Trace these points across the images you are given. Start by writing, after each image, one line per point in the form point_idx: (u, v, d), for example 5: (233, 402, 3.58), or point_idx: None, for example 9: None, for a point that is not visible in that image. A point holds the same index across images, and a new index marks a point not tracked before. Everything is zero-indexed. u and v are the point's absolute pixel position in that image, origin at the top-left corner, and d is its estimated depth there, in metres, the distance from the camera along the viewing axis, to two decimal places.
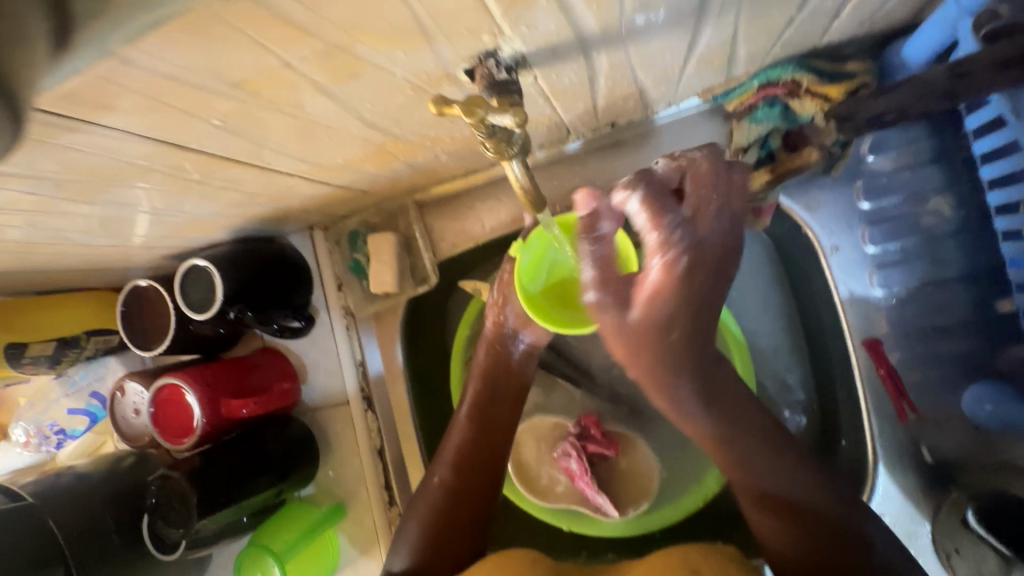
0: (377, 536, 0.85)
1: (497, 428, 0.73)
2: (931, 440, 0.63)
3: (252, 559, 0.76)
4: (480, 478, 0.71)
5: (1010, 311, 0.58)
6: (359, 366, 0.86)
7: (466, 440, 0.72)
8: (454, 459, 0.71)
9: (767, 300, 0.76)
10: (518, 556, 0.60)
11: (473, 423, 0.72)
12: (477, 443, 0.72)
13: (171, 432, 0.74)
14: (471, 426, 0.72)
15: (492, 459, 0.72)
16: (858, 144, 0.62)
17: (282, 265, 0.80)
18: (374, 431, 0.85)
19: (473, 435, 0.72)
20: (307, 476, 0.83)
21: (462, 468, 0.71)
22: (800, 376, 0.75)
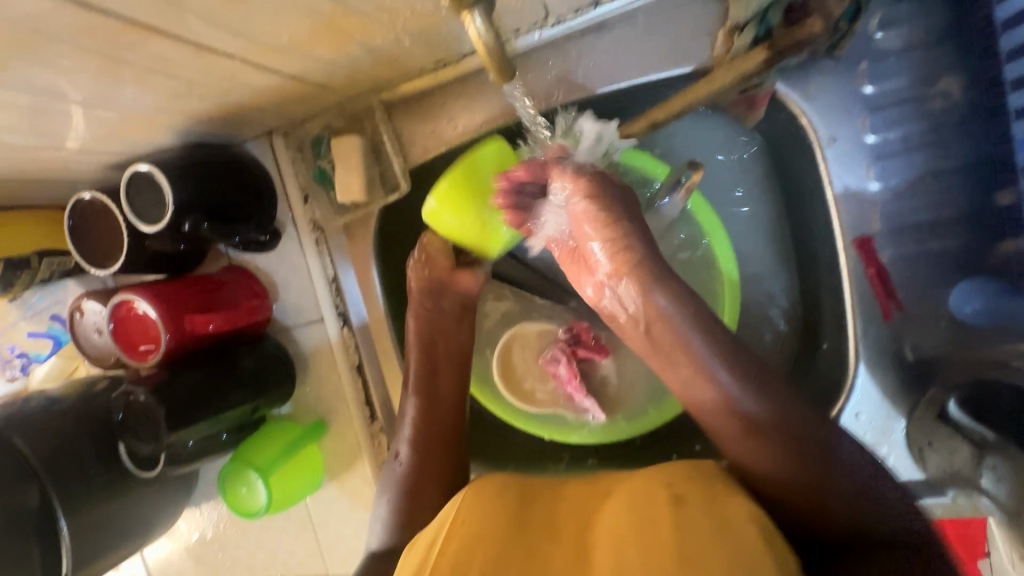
0: (360, 451, 0.85)
1: (440, 394, 0.72)
2: (914, 338, 0.60)
3: (234, 473, 0.78)
4: (444, 445, 0.70)
5: (1010, 203, 0.55)
6: (332, 283, 0.81)
7: (417, 412, 0.71)
8: (412, 436, 0.71)
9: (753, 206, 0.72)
10: (495, 484, 0.54)
11: (418, 394, 0.72)
12: (429, 410, 0.72)
13: (134, 349, 0.71)
14: (421, 398, 0.72)
15: (446, 430, 0.71)
16: (867, 20, 0.57)
17: (239, 174, 0.74)
18: (352, 349, 0.83)
19: (421, 405, 0.72)
20: (285, 394, 0.82)
21: (421, 441, 0.70)
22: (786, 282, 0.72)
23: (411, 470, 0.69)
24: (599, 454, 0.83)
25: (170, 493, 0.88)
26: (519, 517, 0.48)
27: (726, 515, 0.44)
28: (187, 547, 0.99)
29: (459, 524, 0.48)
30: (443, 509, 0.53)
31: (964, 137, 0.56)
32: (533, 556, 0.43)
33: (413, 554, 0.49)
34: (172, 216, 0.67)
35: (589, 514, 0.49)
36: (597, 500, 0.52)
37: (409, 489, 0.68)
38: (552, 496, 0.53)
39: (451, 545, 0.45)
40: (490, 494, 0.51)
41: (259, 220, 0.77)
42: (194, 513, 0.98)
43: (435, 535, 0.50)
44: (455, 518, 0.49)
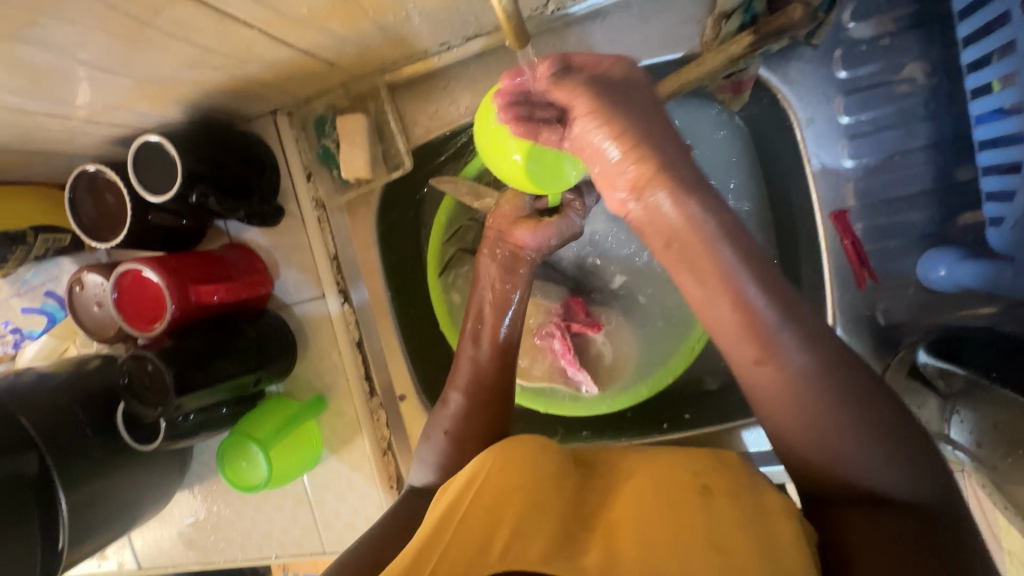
0: (359, 426, 0.86)
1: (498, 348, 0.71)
2: (885, 304, 0.66)
3: (235, 446, 0.79)
4: (496, 395, 0.69)
5: (969, 177, 0.61)
6: (334, 260, 0.83)
7: (473, 358, 0.70)
8: (463, 382, 0.69)
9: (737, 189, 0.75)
10: (529, 444, 0.58)
11: (476, 339, 0.71)
12: (487, 362, 0.70)
13: (138, 319, 0.71)
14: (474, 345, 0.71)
15: (501, 385, 0.69)
16: (841, 11, 0.62)
17: (244, 150, 0.75)
18: (352, 325, 0.84)
19: (479, 352, 0.70)
20: (285, 369, 0.83)
21: (473, 387, 0.69)
22: None
23: (461, 414, 0.68)
24: (592, 426, 0.87)
25: (165, 471, 0.88)
26: (550, 483, 0.54)
27: (750, 501, 0.49)
28: (180, 530, 0.99)
29: (490, 481, 0.55)
30: (470, 465, 0.58)
31: (927, 118, 0.62)
32: (565, 532, 0.50)
33: (446, 493, 0.57)
34: (178, 189, 0.67)
35: (611, 489, 0.56)
36: (621, 475, 0.58)
37: (454, 435, 0.67)
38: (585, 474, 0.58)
39: (484, 500, 0.53)
40: (525, 458, 0.55)
41: (263, 197, 0.78)
42: (188, 496, 0.97)
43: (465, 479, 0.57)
44: (486, 467, 0.56)
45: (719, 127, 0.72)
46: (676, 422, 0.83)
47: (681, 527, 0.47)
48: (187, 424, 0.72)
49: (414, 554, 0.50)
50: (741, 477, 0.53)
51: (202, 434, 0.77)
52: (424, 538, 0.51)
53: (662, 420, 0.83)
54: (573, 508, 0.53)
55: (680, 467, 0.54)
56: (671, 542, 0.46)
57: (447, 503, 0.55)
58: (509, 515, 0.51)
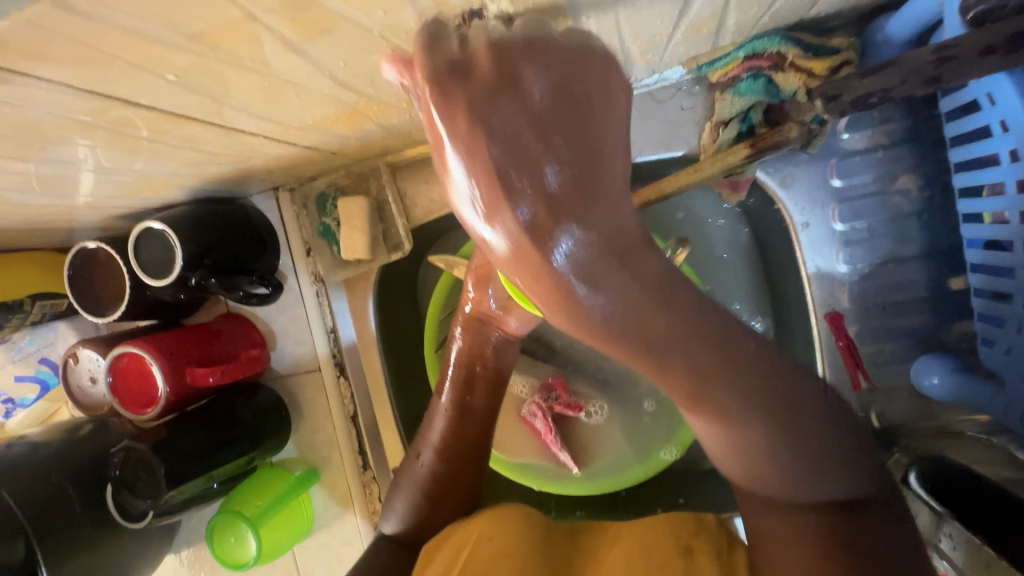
0: (352, 499, 0.86)
1: (477, 412, 0.74)
2: (881, 406, 0.67)
3: (226, 523, 0.78)
4: (468, 461, 0.72)
5: (962, 288, 0.62)
6: (331, 333, 0.84)
7: (453, 423, 0.73)
8: (438, 444, 0.72)
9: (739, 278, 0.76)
10: (512, 509, 0.60)
11: (457, 404, 0.74)
12: (463, 425, 0.73)
13: (132, 402, 0.70)
14: (454, 413, 0.73)
15: (476, 447, 0.73)
16: (836, 121, 0.63)
17: (245, 229, 0.76)
18: (347, 398, 0.84)
19: (459, 418, 0.73)
20: (280, 444, 0.82)
21: (447, 449, 0.71)
22: None
23: (435, 474, 0.71)
24: (587, 505, 0.86)
25: (152, 541, 0.87)
26: (534, 547, 0.54)
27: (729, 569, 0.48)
28: None
29: (481, 550, 0.54)
30: (457, 539, 0.58)
31: (922, 229, 0.63)
32: None
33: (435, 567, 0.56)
34: (179, 274, 0.68)
35: (602, 559, 0.54)
36: (603, 547, 0.56)
37: (429, 493, 0.70)
38: (565, 535, 0.59)
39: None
40: (511, 527, 0.56)
41: (261, 273, 0.78)
42: (174, 560, 0.96)
43: (455, 549, 0.57)
44: (476, 538, 0.56)
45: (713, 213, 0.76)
46: (670, 506, 0.81)
47: None
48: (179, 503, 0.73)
49: None
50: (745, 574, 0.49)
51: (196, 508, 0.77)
52: None
53: (655, 505, 0.82)
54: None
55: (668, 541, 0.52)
56: None
57: None
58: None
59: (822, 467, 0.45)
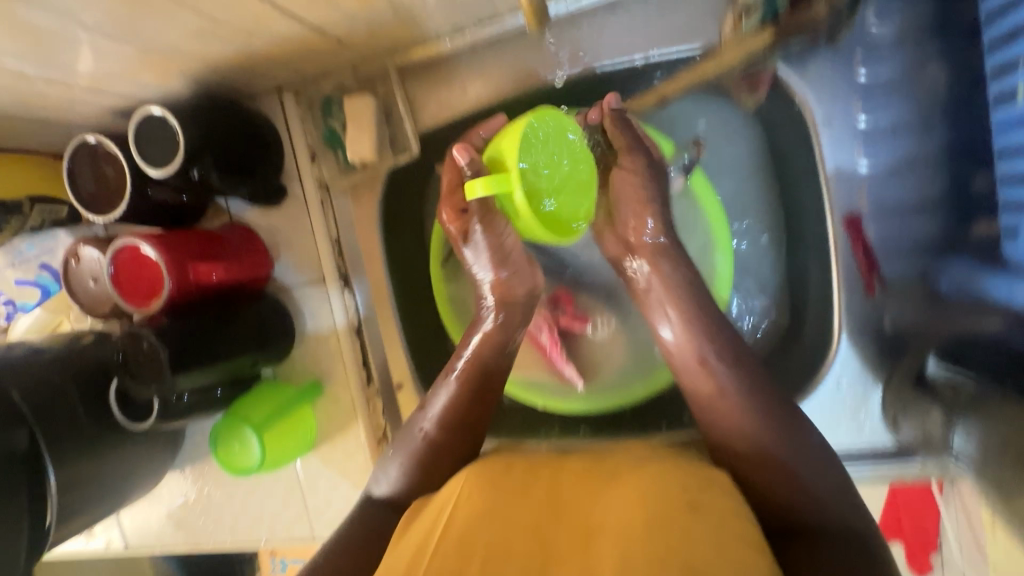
0: (355, 411, 0.85)
1: (491, 391, 0.68)
2: (892, 310, 0.66)
3: (228, 429, 0.78)
4: (473, 434, 0.66)
5: (985, 188, 0.58)
6: (335, 243, 0.82)
7: (464, 396, 0.66)
8: (440, 416, 0.66)
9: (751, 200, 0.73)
10: (494, 464, 0.60)
11: (469, 377, 0.68)
12: (464, 396, 0.67)
13: (135, 295, 0.69)
14: (464, 387, 0.67)
15: (484, 425, 0.67)
16: (864, 11, 0.61)
17: (247, 128, 0.74)
18: (352, 309, 0.84)
19: (471, 393, 0.67)
20: (281, 352, 0.82)
21: (453, 423, 0.65)
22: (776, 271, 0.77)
23: (433, 442, 0.65)
24: (591, 422, 0.84)
25: (155, 451, 0.87)
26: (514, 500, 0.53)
27: (725, 529, 0.47)
28: (168, 511, 0.98)
29: (459, 509, 0.53)
30: (442, 494, 0.57)
31: (945, 123, 0.61)
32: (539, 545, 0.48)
33: (415, 526, 0.54)
34: (178, 166, 0.65)
35: (597, 496, 0.53)
36: (598, 485, 0.55)
37: (423, 462, 0.64)
38: (552, 476, 0.57)
39: (455, 531, 0.50)
40: (495, 486, 0.55)
41: (265, 176, 0.77)
42: (178, 476, 0.96)
43: (438, 509, 0.55)
44: (455, 499, 0.55)
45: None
46: (675, 421, 0.81)
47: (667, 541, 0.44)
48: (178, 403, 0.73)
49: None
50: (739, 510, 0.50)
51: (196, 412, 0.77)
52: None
53: (661, 418, 0.81)
54: (548, 517, 0.51)
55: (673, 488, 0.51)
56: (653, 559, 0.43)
57: (415, 544, 0.51)
58: (481, 539, 0.48)
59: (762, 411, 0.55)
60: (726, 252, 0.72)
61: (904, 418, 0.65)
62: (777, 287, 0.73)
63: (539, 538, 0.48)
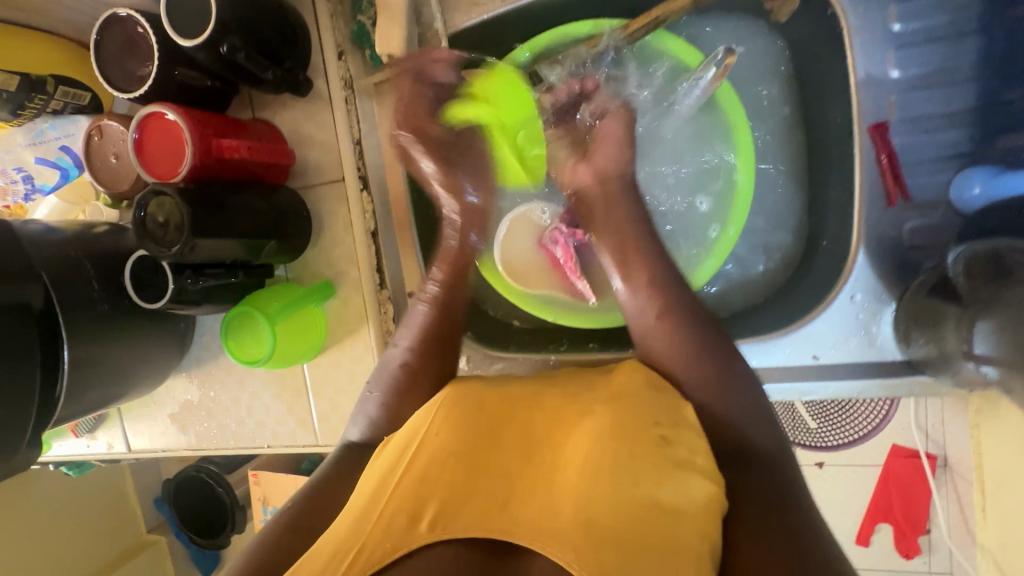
0: (365, 315, 0.85)
1: (456, 306, 0.73)
2: (913, 220, 0.66)
3: (240, 320, 0.79)
4: (441, 353, 0.71)
5: (1016, 98, 0.61)
6: (357, 145, 0.82)
7: (430, 313, 0.72)
8: (414, 333, 0.71)
9: (767, 121, 0.77)
10: (469, 394, 0.65)
11: (440, 298, 0.73)
12: (438, 315, 0.72)
13: (160, 166, 0.69)
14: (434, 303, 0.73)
15: (451, 341, 0.72)
16: None
17: (280, 14, 0.73)
18: (369, 212, 0.84)
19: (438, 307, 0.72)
20: (296, 250, 0.82)
21: (422, 338, 0.71)
22: (794, 199, 0.77)
23: (406, 365, 0.70)
24: (600, 339, 0.85)
25: (164, 346, 0.87)
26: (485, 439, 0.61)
27: (687, 471, 0.54)
28: (172, 413, 0.98)
29: (427, 444, 0.60)
30: (415, 418, 0.64)
31: (976, 32, 0.62)
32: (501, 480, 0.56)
33: (393, 444, 0.62)
34: (209, 36, 0.65)
35: (564, 434, 0.62)
36: (574, 416, 0.63)
37: (395, 384, 0.69)
38: (527, 411, 0.64)
39: (419, 465, 0.57)
40: (462, 422, 0.62)
41: (292, 67, 0.76)
42: (183, 378, 0.96)
43: (409, 435, 0.62)
44: (427, 427, 0.62)
45: (739, 42, 0.76)
46: None
47: (630, 493, 0.52)
48: (191, 289, 0.73)
49: (361, 507, 0.54)
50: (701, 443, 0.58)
51: (206, 305, 0.77)
52: (358, 509, 0.54)
53: None
54: (519, 459, 0.59)
55: (642, 420, 0.58)
56: (612, 506, 0.51)
57: (384, 468, 0.58)
58: (445, 478, 0.56)
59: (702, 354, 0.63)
60: (745, 170, 0.75)
61: (917, 334, 0.63)
62: (777, 215, 0.78)
63: (500, 469, 0.58)
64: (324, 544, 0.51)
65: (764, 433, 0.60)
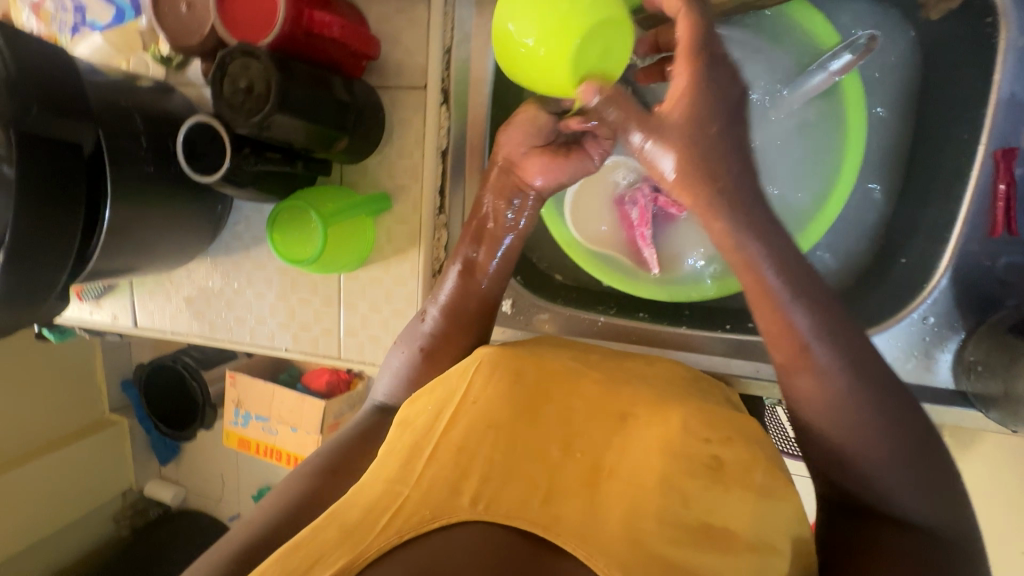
0: (417, 238, 0.81)
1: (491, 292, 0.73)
2: (1011, 256, 0.65)
3: (290, 213, 0.75)
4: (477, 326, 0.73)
5: None
6: (445, 54, 0.76)
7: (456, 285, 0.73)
8: (444, 302, 0.73)
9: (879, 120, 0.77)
10: (507, 367, 0.62)
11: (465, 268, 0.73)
12: (465, 287, 0.73)
13: (248, 28, 0.64)
14: (462, 270, 0.73)
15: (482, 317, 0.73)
16: None
17: None
18: (444, 130, 0.79)
19: (464, 277, 0.73)
20: (363, 152, 0.77)
21: (452, 308, 0.72)
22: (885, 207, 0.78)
23: (437, 331, 0.72)
24: (650, 310, 0.84)
25: (197, 225, 0.82)
26: (522, 414, 0.58)
27: (764, 506, 0.50)
28: (188, 297, 0.94)
29: (461, 416, 0.58)
30: (450, 382, 0.63)
31: None
32: (545, 466, 0.53)
33: (424, 403, 0.62)
34: None
35: (614, 431, 0.57)
36: (624, 414, 0.59)
37: (428, 350, 0.72)
38: (568, 391, 0.61)
39: (452, 437, 0.56)
40: (497, 400, 0.59)
41: None
42: (207, 263, 0.92)
43: (446, 398, 0.61)
44: (463, 396, 0.60)
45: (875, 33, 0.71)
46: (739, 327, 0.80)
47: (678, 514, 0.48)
48: (248, 170, 0.69)
49: (395, 468, 0.54)
50: (770, 462, 0.54)
51: (254, 191, 0.74)
52: (395, 469, 0.54)
53: (725, 320, 0.80)
54: (559, 446, 0.55)
55: (694, 433, 0.55)
56: (658, 517, 0.48)
57: (418, 433, 0.58)
58: (481, 452, 0.54)
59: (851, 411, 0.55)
60: (850, 164, 0.72)
61: (982, 367, 0.63)
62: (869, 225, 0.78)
63: (541, 453, 0.54)
64: (353, 505, 0.51)
65: (898, 496, 0.55)
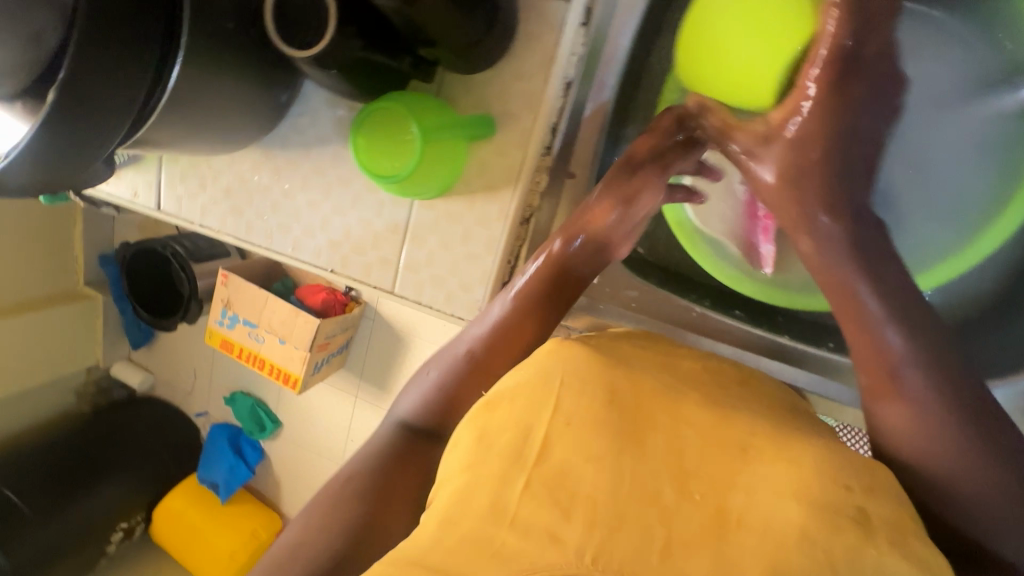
0: (515, 176, 0.70)
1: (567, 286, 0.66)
2: None
3: (384, 119, 0.64)
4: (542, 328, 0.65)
5: None
6: None
7: (532, 282, 0.65)
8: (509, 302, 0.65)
9: None
10: (598, 382, 0.55)
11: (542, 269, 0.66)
12: (539, 286, 0.65)
13: None
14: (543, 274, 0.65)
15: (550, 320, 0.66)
16: None
17: None
18: (575, 57, 0.66)
19: (543, 282, 0.65)
20: (483, 58, 0.64)
21: (518, 307, 0.65)
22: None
23: (496, 328, 0.64)
24: (745, 308, 0.76)
25: (262, 109, 0.69)
26: (621, 442, 0.51)
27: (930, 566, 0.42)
28: (228, 189, 0.82)
29: (554, 435, 0.51)
30: (531, 387, 0.55)
31: None
32: (657, 503, 0.47)
33: (503, 415, 0.54)
34: None
35: (726, 464, 0.50)
36: (729, 446, 0.51)
37: (484, 354, 0.64)
38: (673, 415, 0.54)
39: (546, 465, 0.50)
40: (592, 416, 0.52)
41: None
42: (257, 155, 0.79)
43: (529, 411, 0.54)
44: (553, 411, 0.53)
45: None
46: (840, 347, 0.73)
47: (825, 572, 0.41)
48: (348, 55, 0.57)
49: (485, 509, 0.48)
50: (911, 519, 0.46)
51: (344, 81, 0.61)
52: (487, 505, 0.48)
53: (829, 339, 0.72)
54: (671, 478, 0.49)
55: (832, 479, 0.47)
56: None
57: (505, 453, 0.51)
58: (585, 488, 0.48)
59: (959, 442, 0.48)
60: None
61: None
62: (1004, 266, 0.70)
63: (650, 491, 0.48)
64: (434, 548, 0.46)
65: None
